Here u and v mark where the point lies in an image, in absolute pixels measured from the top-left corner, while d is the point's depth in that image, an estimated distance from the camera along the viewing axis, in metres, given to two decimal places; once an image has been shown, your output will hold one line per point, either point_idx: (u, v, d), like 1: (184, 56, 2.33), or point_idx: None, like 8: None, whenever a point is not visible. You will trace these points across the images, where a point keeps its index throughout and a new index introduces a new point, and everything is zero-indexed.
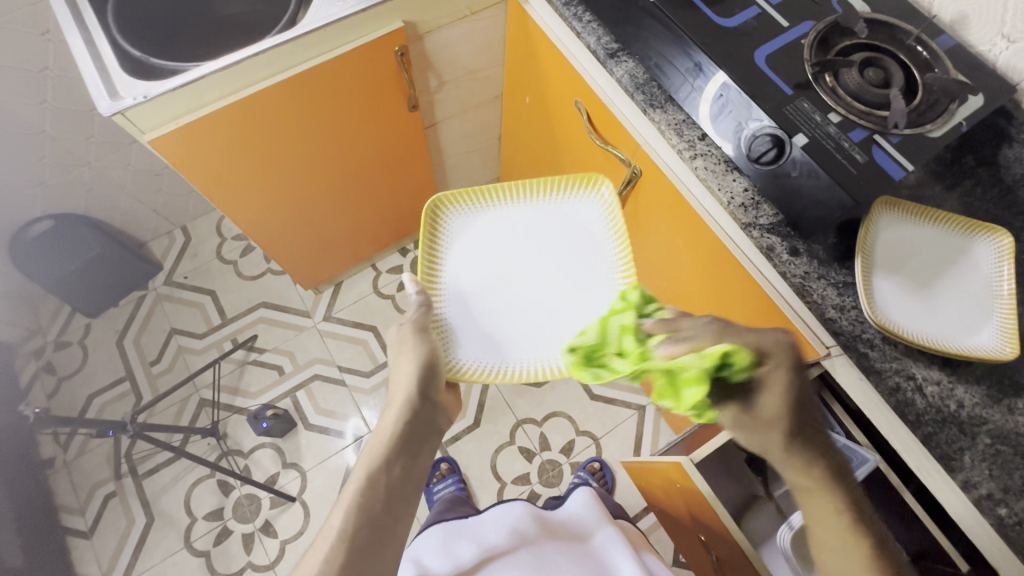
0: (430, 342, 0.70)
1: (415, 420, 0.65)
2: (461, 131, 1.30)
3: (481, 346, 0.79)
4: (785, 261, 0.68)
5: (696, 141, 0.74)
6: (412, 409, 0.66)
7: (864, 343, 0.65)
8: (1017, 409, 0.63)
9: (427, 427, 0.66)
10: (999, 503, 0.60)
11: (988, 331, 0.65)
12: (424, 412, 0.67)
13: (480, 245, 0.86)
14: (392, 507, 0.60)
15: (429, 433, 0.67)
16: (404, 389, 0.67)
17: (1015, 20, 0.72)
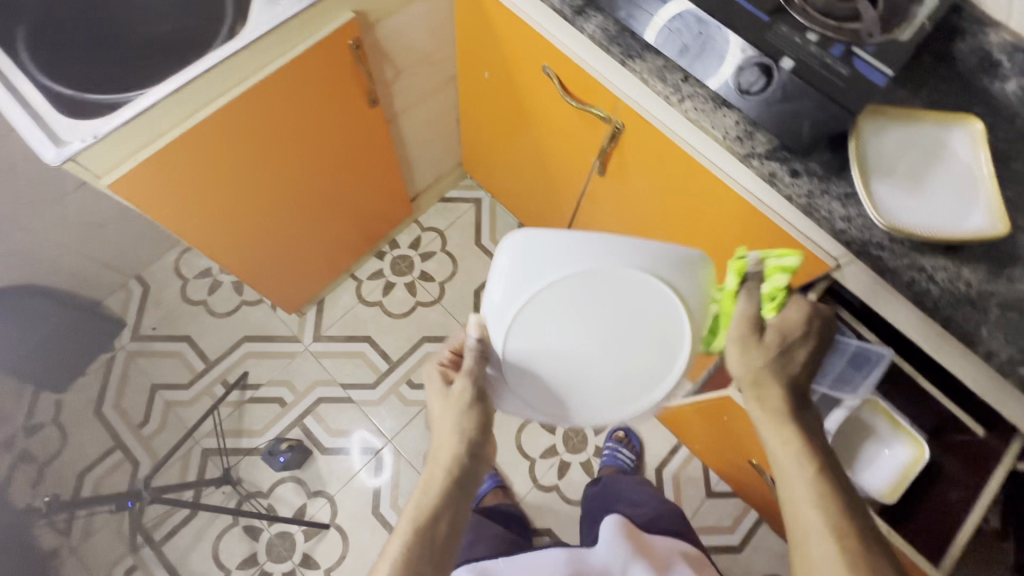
0: (481, 410, 0.69)
1: (460, 475, 0.68)
2: (423, 120, 1.26)
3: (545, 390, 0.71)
4: (788, 184, 0.72)
5: (680, 84, 0.76)
6: (459, 466, 0.68)
7: (875, 247, 0.69)
8: (1016, 278, 0.69)
9: (472, 476, 0.69)
10: (1019, 364, 0.65)
11: (978, 212, 0.70)
12: (469, 469, 0.69)
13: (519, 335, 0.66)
14: (440, 559, 0.64)
15: (471, 486, 0.69)
16: (448, 450, 0.68)
17: None
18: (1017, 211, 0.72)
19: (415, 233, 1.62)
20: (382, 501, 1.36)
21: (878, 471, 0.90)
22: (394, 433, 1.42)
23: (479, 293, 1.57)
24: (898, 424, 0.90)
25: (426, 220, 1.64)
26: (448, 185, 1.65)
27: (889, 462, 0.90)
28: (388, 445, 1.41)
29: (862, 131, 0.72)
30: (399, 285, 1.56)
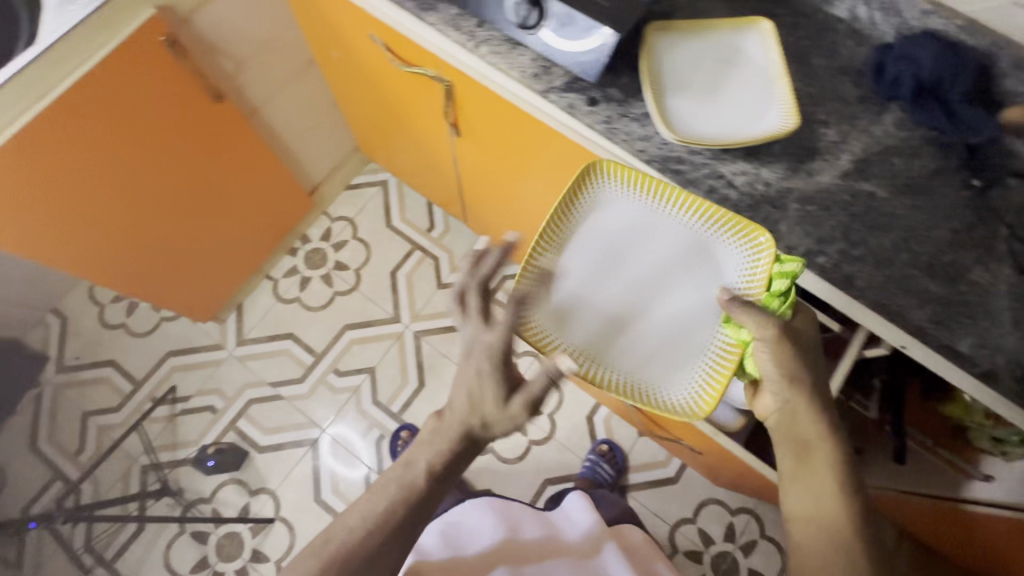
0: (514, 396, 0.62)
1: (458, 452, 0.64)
2: (291, 108, 1.26)
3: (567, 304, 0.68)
4: (587, 113, 0.72)
5: (475, 30, 0.76)
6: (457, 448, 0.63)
7: (675, 162, 0.70)
8: (814, 172, 0.70)
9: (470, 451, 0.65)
10: (817, 254, 0.67)
11: (773, 112, 0.71)
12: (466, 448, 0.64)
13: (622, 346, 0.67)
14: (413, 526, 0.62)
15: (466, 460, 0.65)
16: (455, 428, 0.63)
17: None
18: (815, 106, 0.74)
19: (325, 225, 1.62)
20: (323, 488, 1.39)
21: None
22: (327, 421, 1.45)
23: (395, 273, 1.58)
24: None
25: (335, 210, 1.64)
26: (352, 172, 1.64)
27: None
28: (323, 434, 1.44)
29: (651, 48, 0.73)
30: (315, 279, 1.57)
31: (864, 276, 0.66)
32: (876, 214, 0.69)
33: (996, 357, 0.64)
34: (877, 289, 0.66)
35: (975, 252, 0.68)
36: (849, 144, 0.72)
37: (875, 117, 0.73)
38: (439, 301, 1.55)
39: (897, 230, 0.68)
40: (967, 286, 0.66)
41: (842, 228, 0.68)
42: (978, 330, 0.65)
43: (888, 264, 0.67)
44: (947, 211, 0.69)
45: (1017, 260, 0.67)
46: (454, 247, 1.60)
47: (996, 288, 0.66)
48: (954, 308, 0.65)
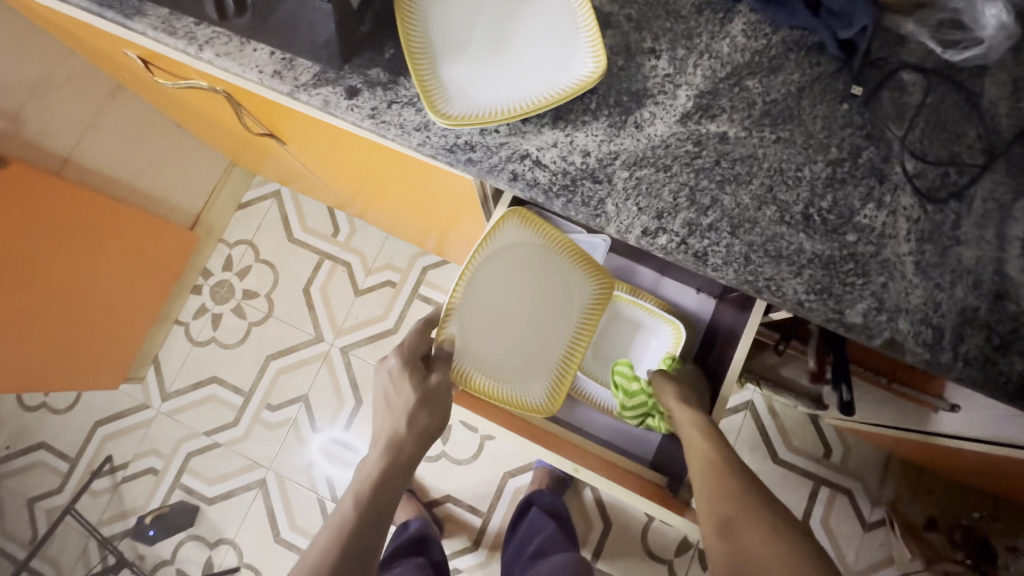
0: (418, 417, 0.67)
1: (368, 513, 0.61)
2: (116, 144, 1.14)
3: (482, 342, 0.74)
4: (348, 108, 0.56)
5: (194, 30, 0.58)
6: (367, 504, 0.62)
7: (463, 150, 0.55)
8: (644, 122, 0.54)
9: (381, 516, 0.62)
10: (657, 233, 0.52)
11: (577, 53, 0.55)
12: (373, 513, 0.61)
13: (510, 356, 0.75)
14: None
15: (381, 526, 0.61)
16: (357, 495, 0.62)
17: None
18: (641, 31, 0.56)
19: (224, 254, 1.49)
20: (280, 527, 1.35)
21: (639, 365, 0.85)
22: (270, 460, 1.38)
23: (309, 290, 1.46)
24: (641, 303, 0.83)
25: (231, 234, 1.49)
26: (239, 188, 1.48)
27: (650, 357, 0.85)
28: (269, 473, 1.38)
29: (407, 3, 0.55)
30: (226, 313, 1.46)
31: (721, 250, 0.52)
32: (730, 162, 0.53)
33: (898, 321, 0.50)
34: (739, 264, 0.51)
35: (864, 185, 0.52)
36: (687, 76, 0.55)
37: (720, 29, 0.56)
38: (360, 310, 1.44)
39: (757, 179, 0.53)
40: (855, 235, 0.51)
41: (687, 191, 0.53)
42: (872, 290, 0.50)
43: (750, 226, 0.52)
44: (822, 138, 0.53)
45: (917, 184, 0.52)
46: (365, 248, 1.47)
47: (894, 230, 0.51)
48: (839, 268, 0.51)
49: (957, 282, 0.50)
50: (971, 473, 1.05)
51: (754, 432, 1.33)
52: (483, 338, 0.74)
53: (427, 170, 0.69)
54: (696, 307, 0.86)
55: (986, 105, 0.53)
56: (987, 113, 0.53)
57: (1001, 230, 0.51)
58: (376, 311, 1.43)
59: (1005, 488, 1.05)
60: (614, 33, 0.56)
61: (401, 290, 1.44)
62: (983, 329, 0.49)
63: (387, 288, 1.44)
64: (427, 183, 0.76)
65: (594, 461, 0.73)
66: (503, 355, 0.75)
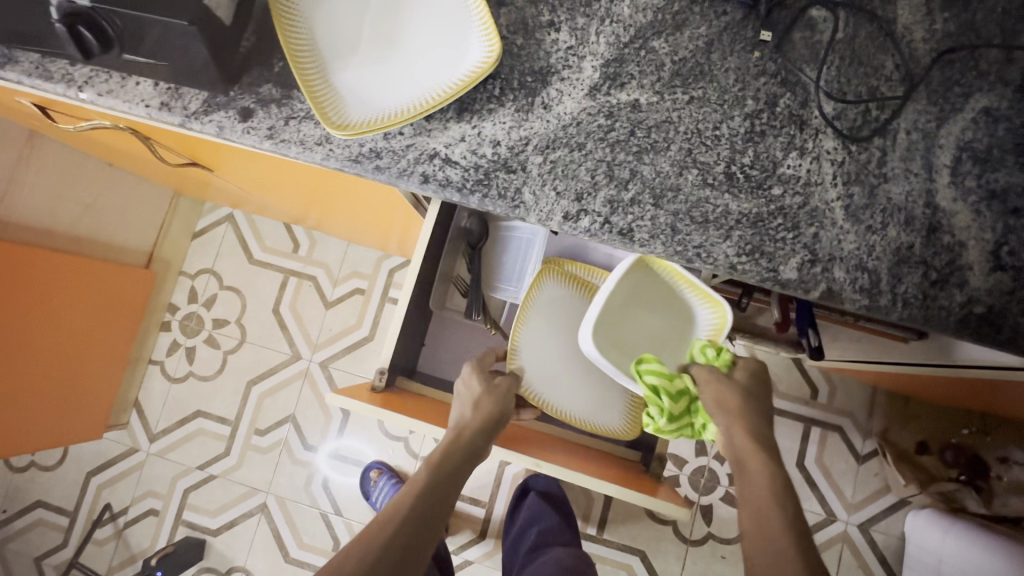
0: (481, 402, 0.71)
1: (438, 475, 0.63)
2: (45, 194, 1.10)
3: (554, 382, 0.79)
4: (243, 131, 0.53)
5: (71, 71, 0.55)
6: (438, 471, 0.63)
7: (370, 158, 0.52)
8: (552, 102, 0.52)
9: (446, 487, 0.63)
10: (580, 216, 0.50)
11: (472, 39, 0.52)
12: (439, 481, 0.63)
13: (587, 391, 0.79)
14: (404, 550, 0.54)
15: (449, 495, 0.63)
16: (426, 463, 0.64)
17: None
18: (536, 4, 0.53)
19: (187, 286, 1.46)
20: (289, 547, 1.36)
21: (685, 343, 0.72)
22: (268, 483, 1.38)
23: (278, 309, 1.44)
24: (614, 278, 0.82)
25: (191, 265, 1.46)
26: (190, 217, 1.45)
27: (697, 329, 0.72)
28: (269, 496, 1.38)
29: (284, 10, 0.52)
30: (199, 346, 1.44)
31: (646, 224, 0.50)
32: (646, 131, 0.51)
33: (833, 271, 0.49)
34: (666, 236, 0.50)
35: (784, 134, 0.50)
36: (590, 46, 0.53)
37: None
38: (333, 322, 1.42)
39: (675, 144, 0.51)
40: (781, 188, 0.50)
41: (604, 167, 0.51)
42: (804, 242, 0.49)
43: (673, 195, 0.50)
44: (736, 91, 0.51)
45: (837, 126, 0.50)
46: (328, 259, 1.44)
47: (819, 176, 0.50)
48: (768, 225, 0.49)
49: (888, 222, 0.49)
50: (953, 395, 1.06)
51: None
52: (558, 379, 0.79)
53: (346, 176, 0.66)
54: None
55: (901, 30, 0.51)
56: (903, 40, 0.51)
57: (928, 161, 0.50)
58: (349, 321, 1.42)
59: (988, 404, 1.06)
60: (509, 11, 0.53)
61: (372, 297, 1.42)
62: (919, 266, 0.48)
63: (357, 296, 1.42)
64: (351, 184, 0.74)
65: (563, 455, 0.73)
66: (582, 390, 0.79)
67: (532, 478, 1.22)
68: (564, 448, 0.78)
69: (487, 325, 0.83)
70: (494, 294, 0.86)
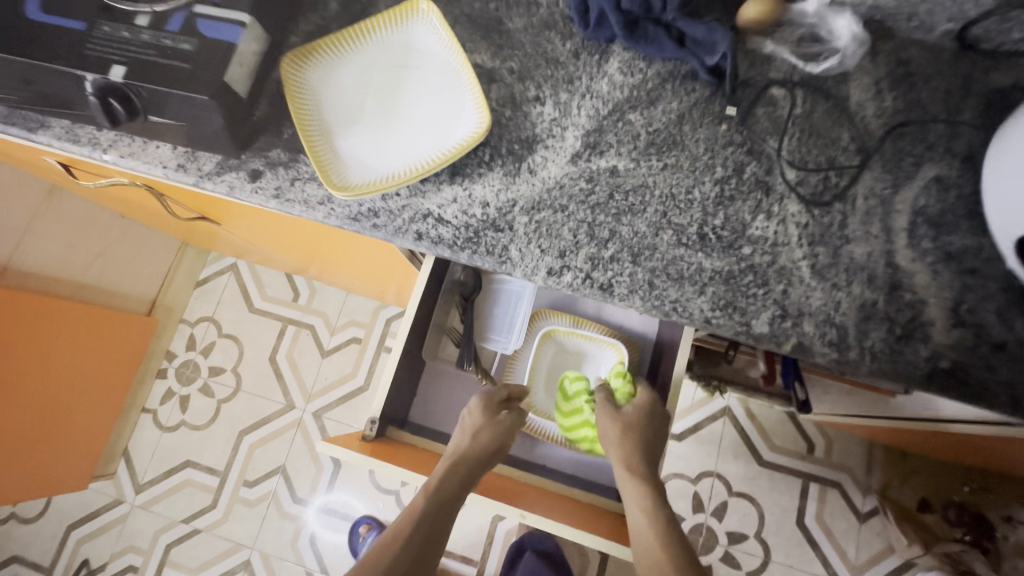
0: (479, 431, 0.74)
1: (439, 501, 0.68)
2: (60, 244, 1.14)
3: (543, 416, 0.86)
4: (252, 191, 0.58)
5: (97, 135, 0.60)
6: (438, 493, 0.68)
7: (368, 217, 0.56)
8: (537, 167, 0.56)
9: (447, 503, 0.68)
10: (563, 272, 0.54)
11: (466, 112, 0.57)
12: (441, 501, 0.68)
13: None
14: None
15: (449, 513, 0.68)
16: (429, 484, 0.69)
17: None
18: (524, 82, 0.59)
19: (186, 333, 1.48)
20: None
21: (607, 353, 0.86)
22: (253, 539, 1.34)
23: (275, 358, 1.44)
24: (579, 320, 0.87)
25: (192, 313, 1.49)
26: (195, 266, 1.49)
27: (593, 347, 0.87)
28: (253, 553, 1.33)
29: (298, 88, 0.58)
30: (193, 394, 1.44)
31: (624, 280, 0.53)
32: (624, 194, 0.55)
33: (803, 326, 0.51)
34: (644, 292, 0.53)
35: (752, 199, 0.55)
36: (573, 118, 0.58)
37: (598, 69, 0.59)
38: (329, 372, 1.43)
39: (651, 207, 0.55)
40: (750, 247, 0.53)
41: (585, 227, 0.55)
42: (775, 299, 0.52)
43: (649, 253, 0.54)
44: (705, 159, 0.56)
45: (801, 192, 0.54)
46: (327, 308, 1.47)
47: (786, 237, 0.53)
48: (739, 282, 0.52)
49: (853, 281, 0.52)
50: (947, 450, 1.05)
51: (735, 437, 1.32)
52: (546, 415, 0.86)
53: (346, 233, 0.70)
54: (641, 327, 0.87)
55: (854, 107, 0.56)
56: (856, 115, 0.56)
57: (887, 224, 0.53)
58: (345, 370, 1.42)
59: (983, 461, 1.05)
60: (499, 86, 0.59)
61: (368, 346, 1.43)
62: (885, 322, 0.51)
63: (353, 345, 1.44)
64: (351, 241, 0.77)
65: (554, 510, 0.71)
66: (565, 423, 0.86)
67: (526, 535, 1.19)
68: (553, 500, 0.75)
69: (478, 375, 0.85)
70: (485, 345, 0.88)
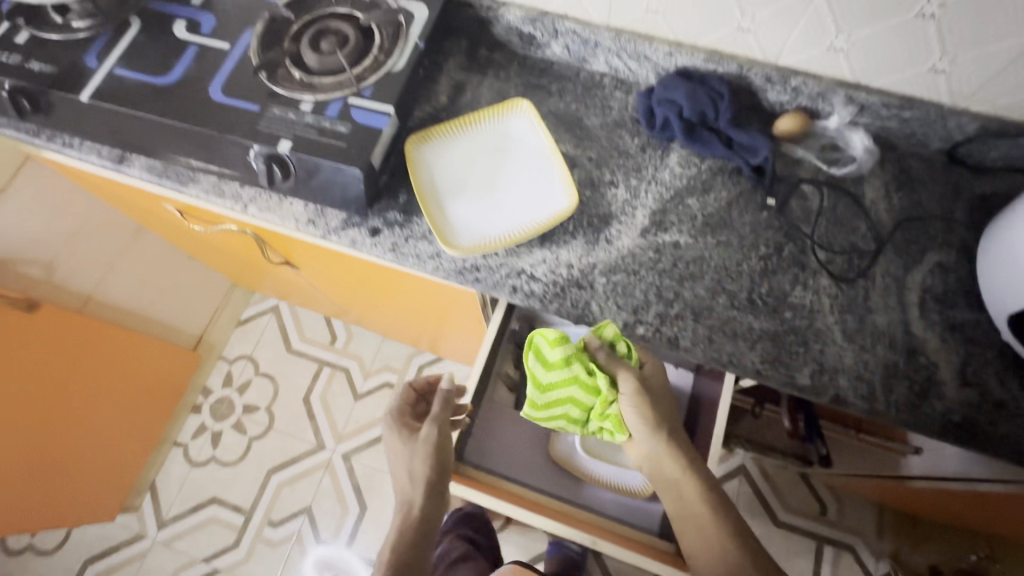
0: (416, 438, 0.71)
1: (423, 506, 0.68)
2: (136, 280, 1.24)
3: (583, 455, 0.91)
4: (371, 244, 0.68)
5: (240, 191, 0.71)
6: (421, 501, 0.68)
7: (471, 271, 0.67)
8: (613, 238, 0.68)
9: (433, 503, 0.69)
10: (636, 325, 0.64)
11: (555, 191, 0.69)
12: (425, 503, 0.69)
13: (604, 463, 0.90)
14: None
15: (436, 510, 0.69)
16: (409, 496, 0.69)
17: None
18: (601, 168, 0.72)
19: (224, 370, 1.53)
20: None
21: None
22: None
23: (309, 398, 1.50)
24: None
25: (231, 351, 1.55)
26: (239, 306, 1.57)
27: None
28: None
29: (416, 163, 0.70)
30: (226, 430, 1.48)
31: (688, 334, 0.63)
32: (685, 264, 0.67)
33: (838, 380, 0.61)
34: (705, 346, 0.63)
35: (791, 272, 0.66)
36: (641, 199, 0.70)
37: (661, 162, 0.72)
38: (360, 414, 1.48)
39: (708, 275, 0.66)
40: (791, 312, 0.64)
41: (654, 289, 0.65)
42: (814, 356, 0.62)
43: (708, 313, 0.64)
44: (751, 239, 0.68)
45: (831, 269, 0.66)
46: (362, 353, 1.54)
47: (820, 306, 0.64)
48: (784, 341, 0.63)
49: (877, 344, 0.63)
50: (955, 515, 1.11)
51: (750, 495, 1.37)
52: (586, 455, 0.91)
53: (429, 289, 0.80)
54: (677, 381, 0.96)
55: (869, 203, 0.70)
56: (871, 210, 0.69)
57: (902, 298, 0.65)
58: (376, 413, 1.47)
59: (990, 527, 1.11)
60: (580, 171, 0.72)
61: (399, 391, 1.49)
62: (905, 380, 0.61)
63: (385, 389, 1.50)
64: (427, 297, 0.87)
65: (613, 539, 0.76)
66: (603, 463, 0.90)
67: None
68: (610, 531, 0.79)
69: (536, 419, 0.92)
70: None
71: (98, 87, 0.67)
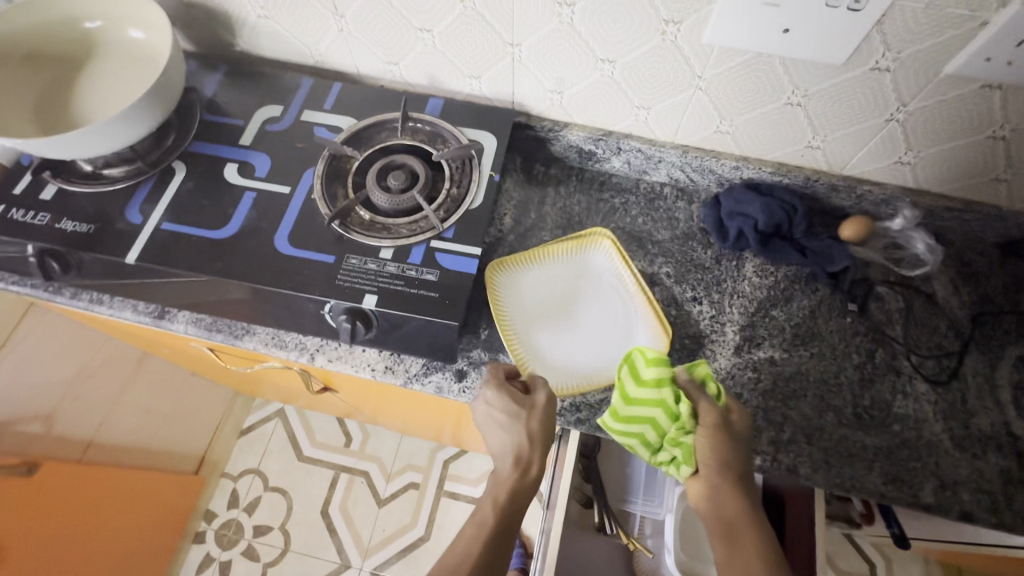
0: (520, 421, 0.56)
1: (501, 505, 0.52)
2: (138, 410, 1.14)
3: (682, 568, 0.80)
4: (459, 390, 0.64)
5: (304, 340, 0.66)
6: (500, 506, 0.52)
7: (571, 410, 0.64)
8: (709, 359, 0.66)
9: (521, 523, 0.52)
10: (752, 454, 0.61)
11: (644, 319, 0.67)
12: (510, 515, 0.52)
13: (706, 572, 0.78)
14: None
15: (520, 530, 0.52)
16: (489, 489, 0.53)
17: (467, 64, 0.69)
18: (681, 284, 0.71)
19: (228, 488, 1.39)
20: None
21: None
22: None
23: (328, 510, 1.38)
24: None
25: (235, 466, 1.41)
26: (241, 415, 1.44)
27: None
28: None
29: (498, 297, 0.67)
30: (236, 558, 1.33)
31: (806, 460, 0.61)
32: (786, 381, 0.65)
33: (961, 494, 0.60)
34: (825, 471, 0.61)
35: (888, 380, 0.66)
36: (727, 314, 0.69)
37: (738, 273, 0.72)
38: (386, 522, 1.37)
39: (811, 392, 0.65)
40: (899, 424, 0.64)
41: (761, 412, 0.64)
42: (932, 470, 0.61)
43: (820, 434, 0.63)
44: (843, 349, 0.68)
45: (924, 373, 0.67)
46: (382, 452, 1.44)
47: (924, 414, 0.64)
48: (899, 457, 0.62)
49: (987, 450, 0.63)
50: None
51: None
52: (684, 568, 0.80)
53: None
54: None
55: (942, 301, 0.71)
56: (945, 307, 0.71)
57: (997, 398, 0.66)
58: (404, 520, 1.37)
59: None
60: (661, 289, 0.71)
61: (427, 491, 1.39)
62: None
63: (411, 491, 1.40)
64: None
65: None
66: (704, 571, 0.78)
67: None
68: None
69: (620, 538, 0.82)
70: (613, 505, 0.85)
71: (146, 247, 0.60)
